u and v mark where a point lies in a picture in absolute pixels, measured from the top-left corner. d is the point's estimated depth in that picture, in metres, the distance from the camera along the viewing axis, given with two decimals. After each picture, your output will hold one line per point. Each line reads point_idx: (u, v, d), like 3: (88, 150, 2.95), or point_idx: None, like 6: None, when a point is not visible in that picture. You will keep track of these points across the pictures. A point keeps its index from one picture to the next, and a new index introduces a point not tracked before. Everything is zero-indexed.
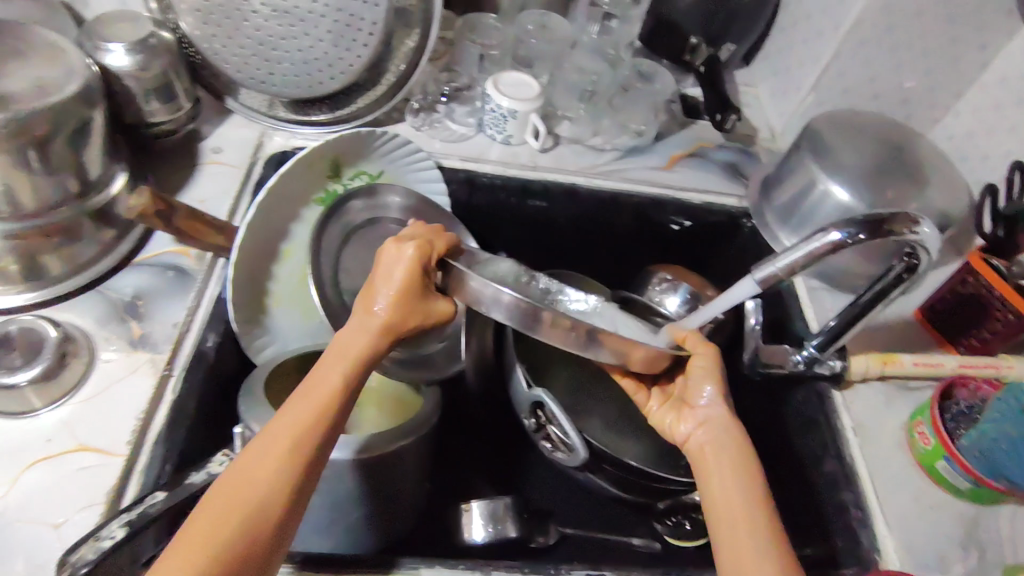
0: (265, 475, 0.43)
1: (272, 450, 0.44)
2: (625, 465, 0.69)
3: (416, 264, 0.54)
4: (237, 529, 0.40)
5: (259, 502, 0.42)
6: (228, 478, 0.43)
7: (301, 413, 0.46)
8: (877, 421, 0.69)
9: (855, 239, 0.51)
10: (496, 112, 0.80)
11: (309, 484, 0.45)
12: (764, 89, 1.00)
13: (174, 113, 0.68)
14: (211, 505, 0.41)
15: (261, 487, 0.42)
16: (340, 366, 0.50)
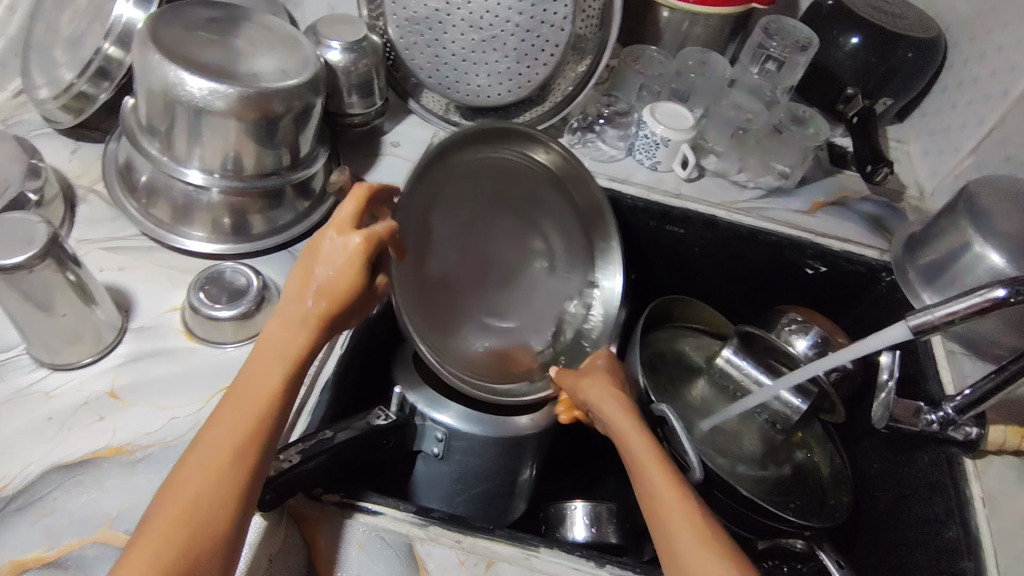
0: (205, 477, 0.44)
1: (211, 454, 0.45)
2: (734, 494, 0.73)
3: (360, 254, 0.53)
4: (186, 535, 0.41)
5: (207, 509, 0.43)
6: (164, 493, 0.43)
7: (236, 415, 0.47)
8: (1009, 496, 0.66)
9: (1019, 298, 0.51)
10: (649, 139, 0.84)
11: (256, 481, 0.46)
12: (917, 147, 0.99)
13: (367, 108, 0.77)
14: (153, 521, 0.42)
15: (207, 496, 0.43)
16: (278, 362, 0.50)
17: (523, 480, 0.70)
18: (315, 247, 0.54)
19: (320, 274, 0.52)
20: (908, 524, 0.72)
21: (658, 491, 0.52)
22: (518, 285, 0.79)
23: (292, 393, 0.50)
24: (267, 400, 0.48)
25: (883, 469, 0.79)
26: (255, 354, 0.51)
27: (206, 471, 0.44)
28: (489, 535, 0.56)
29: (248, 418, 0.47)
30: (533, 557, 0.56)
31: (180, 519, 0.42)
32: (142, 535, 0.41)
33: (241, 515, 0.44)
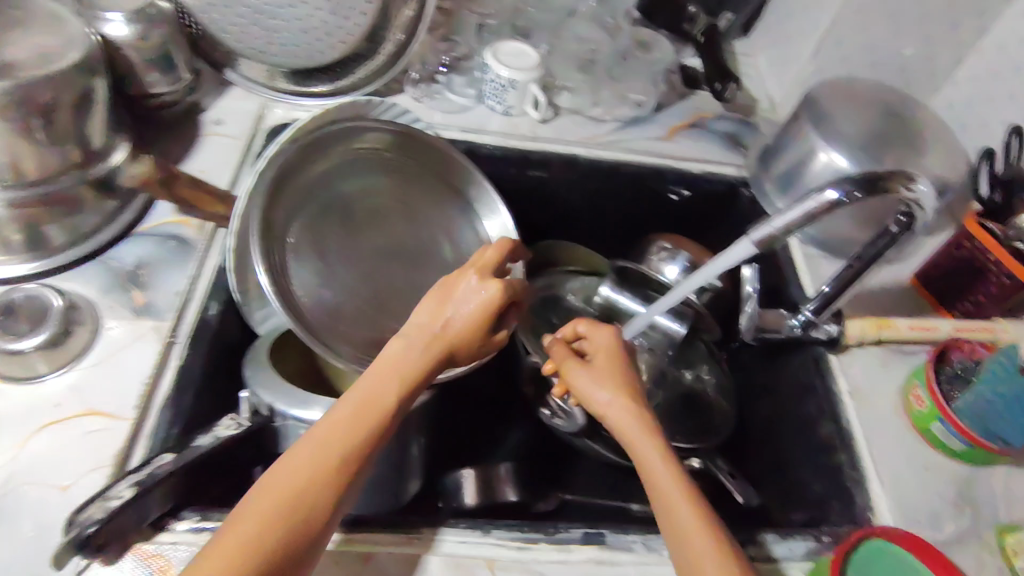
0: (304, 479, 0.43)
1: (318, 460, 0.44)
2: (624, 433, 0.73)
3: (495, 301, 0.54)
4: (276, 531, 0.41)
5: (314, 500, 0.43)
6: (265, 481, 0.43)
7: (348, 423, 0.46)
8: (872, 386, 0.70)
9: (850, 197, 0.51)
10: (495, 83, 0.80)
11: (348, 494, 0.45)
12: (764, 59, 0.99)
13: (174, 85, 0.68)
14: (247, 510, 0.41)
15: (316, 487, 0.43)
16: (393, 380, 0.50)
17: (411, 456, 0.67)
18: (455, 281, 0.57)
19: (452, 310, 0.54)
20: (788, 425, 0.74)
21: (681, 508, 0.47)
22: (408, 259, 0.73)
23: (400, 415, 0.50)
24: (376, 418, 0.47)
25: (761, 378, 0.81)
26: (377, 364, 0.51)
27: (305, 474, 0.43)
28: (369, 527, 0.54)
29: (351, 427, 0.46)
30: (416, 541, 0.54)
31: (277, 516, 0.41)
32: (241, 518, 0.41)
33: (325, 524, 0.43)
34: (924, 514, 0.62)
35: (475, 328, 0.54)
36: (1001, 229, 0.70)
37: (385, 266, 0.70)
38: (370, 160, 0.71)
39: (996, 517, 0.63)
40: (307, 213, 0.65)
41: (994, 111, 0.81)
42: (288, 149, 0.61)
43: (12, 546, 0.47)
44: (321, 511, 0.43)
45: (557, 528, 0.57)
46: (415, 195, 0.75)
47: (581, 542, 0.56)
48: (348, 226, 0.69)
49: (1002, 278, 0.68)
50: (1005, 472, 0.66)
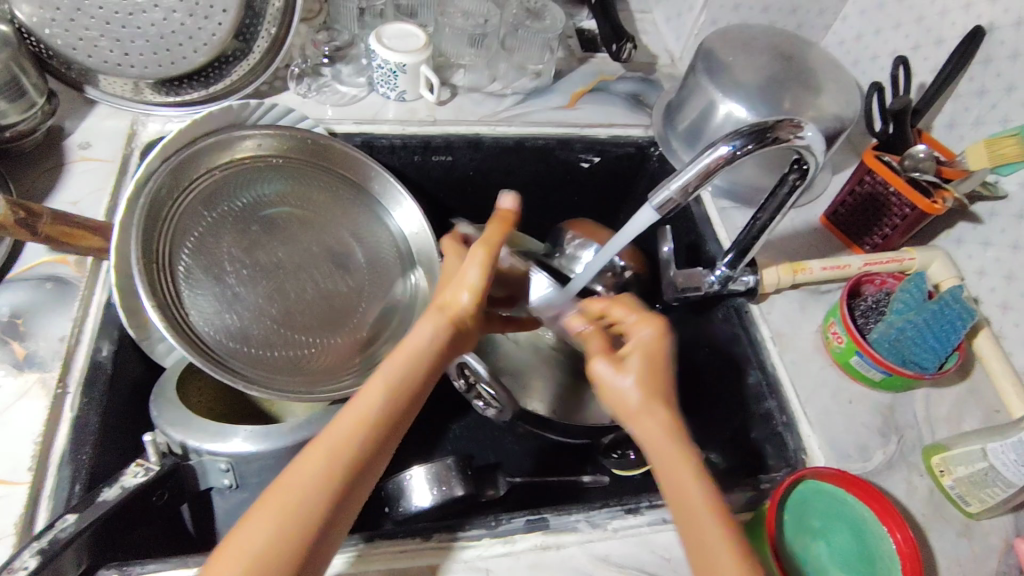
0: (313, 481, 0.41)
1: (326, 461, 0.42)
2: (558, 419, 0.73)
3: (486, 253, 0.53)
4: (299, 530, 0.39)
5: (314, 506, 0.40)
6: (271, 488, 0.41)
7: (357, 414, 0.44)
8: (793, 329, 0.72)
9: (744, 150, 0.51)
10: (384, 69, 0.76)
11: (359, 486, 0.42)
12: (659, 14, 0.98)
13: (28, 111, 0.62)
14: (256, 519, 0.39)
15: (313, 491, 0.40)
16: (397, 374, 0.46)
17: None
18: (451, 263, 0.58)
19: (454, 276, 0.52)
20: (717, 378, 0.75)
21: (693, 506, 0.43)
22: (320, 265, 0.69)
23: (413, 392, 0.47)
24: (390, 405, 0.45)
25: (688, 334, 0.82)
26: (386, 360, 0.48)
27: (316, 478, 0.41)
28: None
29: (357, 421, 0.44)
30: (354, 559, 0.52)
31: (288, 528, 0.39)
32: (248, 524, 0.39)
33: (337, 520, 0.41)
34: (853, 446, 0.64)
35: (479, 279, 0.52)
36: (897, 161, 0.71)
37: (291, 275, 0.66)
38: (257, 169, 0.67)
39: (920, 439, 0.65)
40: (194, 232, 0.60)
41: (882, 44, 0.82)
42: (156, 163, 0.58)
43: None
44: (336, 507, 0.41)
45: (499, 521, 0.55)
46: (313, 198, 0.71)
47: (524, 530, 0.55)
48: (245, 240, 0.64)
49: (904, 209, 0.70)
50: (925, 394, 0.68)
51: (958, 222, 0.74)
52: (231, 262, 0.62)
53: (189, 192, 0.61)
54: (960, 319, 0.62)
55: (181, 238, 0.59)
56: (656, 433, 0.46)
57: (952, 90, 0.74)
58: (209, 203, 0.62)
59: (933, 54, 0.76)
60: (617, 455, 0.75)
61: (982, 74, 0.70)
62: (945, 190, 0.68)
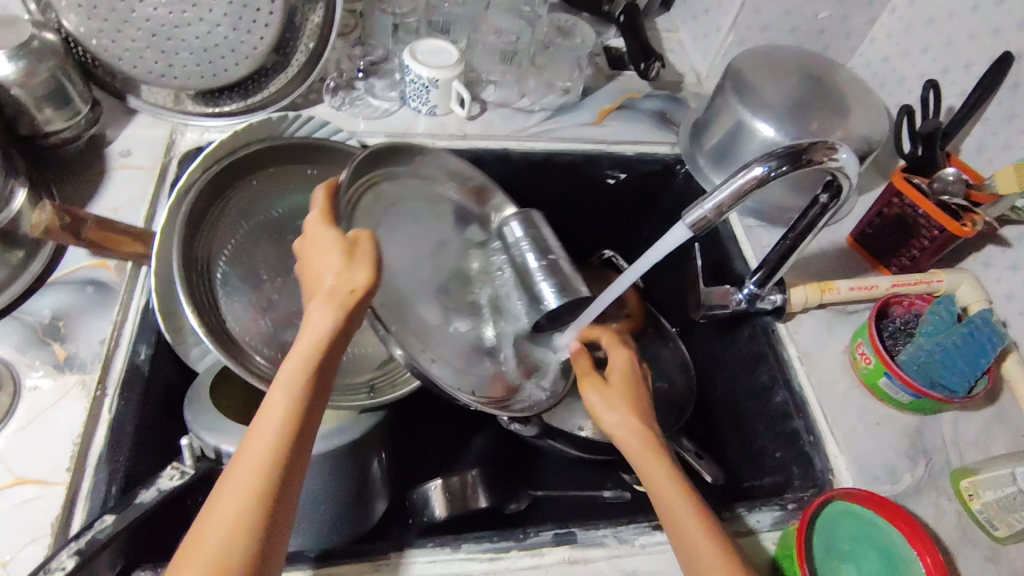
0: (237, 502, 0.40)
1: (246, 471, 0.41)
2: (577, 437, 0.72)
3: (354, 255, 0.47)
4: (242, 551, 0.39)
5: (241, 514, 0.39)
6: (197, 522, 0.40)
7: (269, 428, 0.42)
8: (820, 349, 0.71)
9: (778, 171, 0.51)
10: (417, 83, 0.77)
11: (288, 494, 0.42)
12: (686, 33, 0.99)
13: (73, 119, 0.64)
14: (188, 554, 0.39)
15: (236, 500, 0.40)
16: (290, 376, 0.44)
17: (373, 473, 0.64)
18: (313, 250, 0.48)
19: (330, 279, 0.46)
20: (744, 397, 0.75)
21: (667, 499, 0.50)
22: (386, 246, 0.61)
23: (315, 389, 0.45)
24: (295, 406, 0.43)
25: (713, 352, 0.82)
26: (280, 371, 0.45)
27: (240, 496, 0.40)
28: (332, 559, 0.52)
29: (268, 436, 0.42)
30: (384, 568, 0.52)
31: (223, 550, 0.38)
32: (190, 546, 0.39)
33: (277, 530, 0.41)
34: (881, 468, 0.63)
35: (362, 282, 0.46)
36: (926, 182, 0.71)
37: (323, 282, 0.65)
38: (292, 179, 0.68)
39: (949, 463, 0.65)
40: (232, 239, 0.61)
41: (910, 66, 0.83)
42: (197, 176, 0.59)
43: None
44: (269, 521, 0.40)
45: (526, 534, 0.55)
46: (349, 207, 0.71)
47: (552, 543, 0.55)
48: (282, 249, 0.65)
49: (933, 230, 0.70)
50: (953, 418, 0.68)
51: (987, 245, 0.74)
52: (266, 270, 0.63)
53: (228, 200, 0.62)
54: (990, 344, 0.62)
55: (218, 250, 0.60)
56: (632, 440, 0.56)
57: (981, 113, 0.74)
58: (246, 214, 0.63)
59: (962, 76, 0.76)
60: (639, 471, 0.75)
61: (1012, 98, 0.71)
62: (975, 213, 0.68)
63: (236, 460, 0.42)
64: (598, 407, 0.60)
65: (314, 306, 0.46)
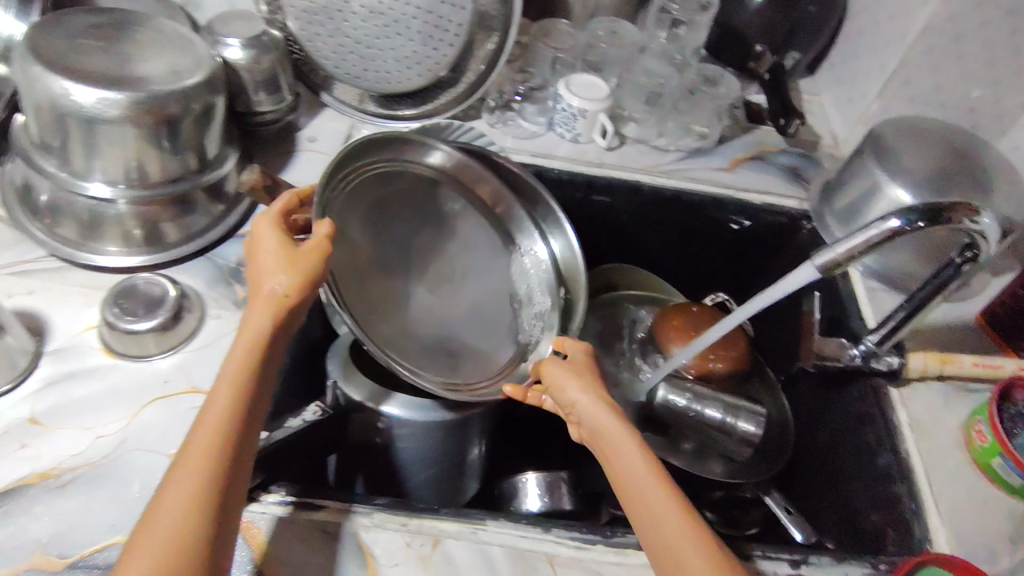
0: (181, 502, 0.42)
1: (184, 477, 0.42)
2: None
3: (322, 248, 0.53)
4: (196, 534, 0.41)
5: (182, 515, 0.41)
6: (148, 512, 0.42)
7: (204, 434, 0.44)
8: (933, 419, 0.70)
9: (914, 227, 0.53)
10: (566, 111, 0.84)
11: (236, 474, 0.45)
12: (829, 97, 1.01)
13: (277, 105, 0.75)
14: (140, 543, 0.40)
15: (177, 504, 0.41)
16: (227, 381, 0.47)
17: (471, 457, 0.72)
18: (254, 250, 0.53)
19: (270, 282, 0.51)
20: (844, 453, 0.75)
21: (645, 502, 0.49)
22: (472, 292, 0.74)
23: (257, 384, 0.48)
24: (230, 416, 0.46)
25: (815, 408, 0.82)
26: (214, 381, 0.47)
27: (182, 500, 0.42)
28: (435, 514, 0.57)
29: (213, 427, 0.45)
30: (480, 531, 0.56)
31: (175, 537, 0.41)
32: (130, 556, 0.40)
33: (229, 508, 0.44)
34: (985, 549, 0.61)
35: (292, 280, 0.51)
36: None
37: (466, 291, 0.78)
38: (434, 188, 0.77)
39: None
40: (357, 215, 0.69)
41: None
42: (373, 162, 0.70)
43: (121, 503, 0.52)
44: (221, 502, 0.43)
45: (614, 533, 0.58)
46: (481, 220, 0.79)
47: (636, 546, 0.57)
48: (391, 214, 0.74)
49: None
50: None
51: None
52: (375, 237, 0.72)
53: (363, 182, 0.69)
54: None
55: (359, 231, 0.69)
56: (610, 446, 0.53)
57: None
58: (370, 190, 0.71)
59: None
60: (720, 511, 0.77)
61: None
62: None
63: (170, 473, 0.43)
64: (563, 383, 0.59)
65: (253, 309, 0.50)
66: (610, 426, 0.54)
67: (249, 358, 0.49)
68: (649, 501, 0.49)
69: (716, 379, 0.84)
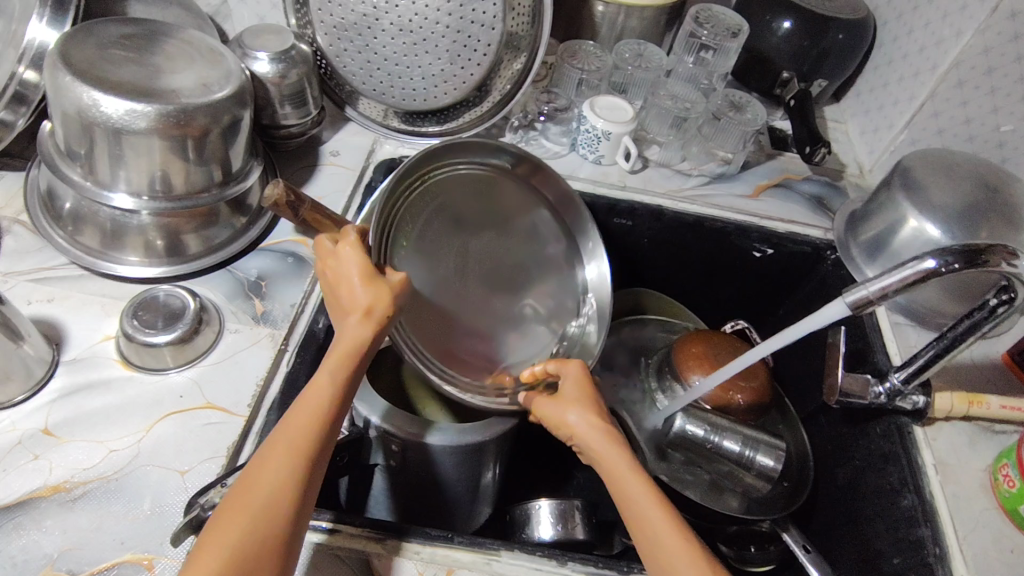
0: (272, 494, 0.43)
1: (276, 469, 0.44)
2: None
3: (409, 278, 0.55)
4: (273, 529, 0.42)
5: (268, 507, 0.42)
6: (231, 498, 0.43)
7: (295, 433, 0.46)
8: (958, 461, 0.68)
9: (949, 268, 0.52)
10: (590, 133, 0.84)
11: (315, 481, 0.46)
12: (854, 125, 1.00)
13: (302, 118, 0.75)
14: (223, 523, 0.41)
15: (267, 495, 0.43)
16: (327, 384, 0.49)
17: (485, 482, 0.70)
18: (336, 268, 0.53)
19: (363, 300, 0.52)
20: (864, 490, 0.73)
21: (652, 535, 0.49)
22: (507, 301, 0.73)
23: (347, 394, 0.50)
24: (320, 420, 0.47)
25: (836, 443, 0.81)
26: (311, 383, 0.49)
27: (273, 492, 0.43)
28: (448, 542, 0.55)
29: (307, 424, 0.47)
30: (494, 562, 0.55)
31: (258, 527, 0.42)
32: (212, 535, 0.41)
33: (303, 513, 0.44)
34: None
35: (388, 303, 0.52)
36: None
37: (527, 303, 0.76)
38: (492, 196, 0.74)
39: None
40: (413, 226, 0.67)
41: None
42: (427, 167, 0.67)
43: (132, 519, 0.52)
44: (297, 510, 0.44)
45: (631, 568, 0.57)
46: (541, 231, 0.77)
47: None
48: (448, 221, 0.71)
49: None
50: None
51: None
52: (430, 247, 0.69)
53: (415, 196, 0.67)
54: None
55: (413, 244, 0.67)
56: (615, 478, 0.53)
57: None
58: (425, 202, 0.68)
59: None
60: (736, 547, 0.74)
61: None
62: None
63: (263, 462, 0.44)
64: (556, 417, 0.59)
65: (350, 321, 0.52)
66: (609, 453, 0.55)
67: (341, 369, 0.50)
68: (654, 532, 0.49)
69: (736, 411, 0.83)
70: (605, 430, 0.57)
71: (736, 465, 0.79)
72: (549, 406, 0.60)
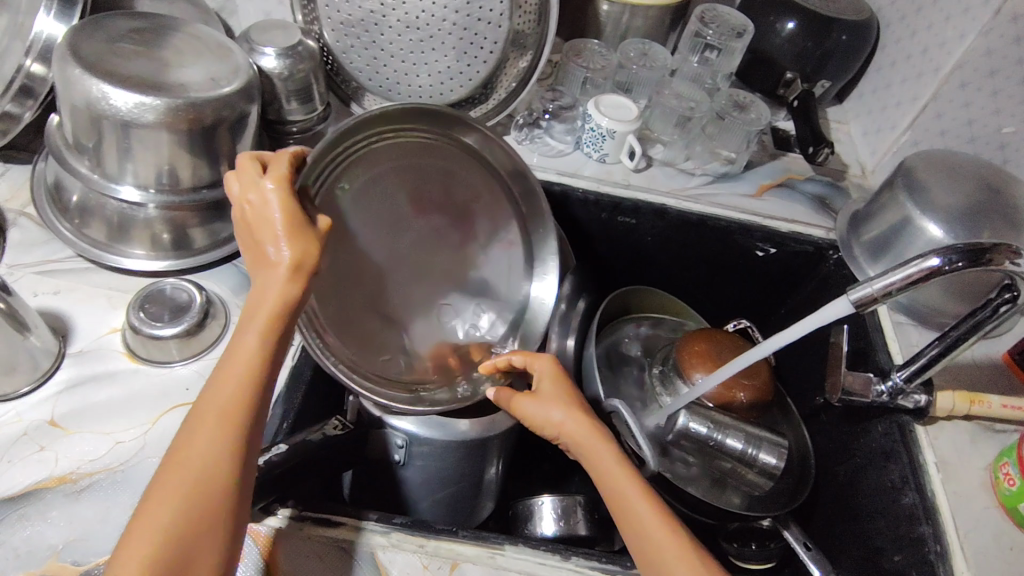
0: (205, 459, 0.43)
1: (208, 435, 0.44)
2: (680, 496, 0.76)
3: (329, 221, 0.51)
4: (209, 492, 0.43)
5: (202, 472, 0.43)
6: (166, 465, 0.43)
7: (225, 396, 0.46)
8: (959, 459, 0.68)
9: (953, 266, 0.52)
10: (595, 131, 0.84)
11: (251, 444, 0.46)
12: (857, 126, 1.01)
13: (308, 114, 0.75)
14: (162, 494, 0.42)
15: (200, 461, 0.43)
16: (253, 339, 0.48)
17: (488, 477, 0.71)
18: (257, 208, 0.49)
19: (276, 249, 0.49)
20: (865, 489, 0.74)
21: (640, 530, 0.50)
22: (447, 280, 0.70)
23: (279, 344, 0.49)
24: (251, 378, 0.47)
25: (838, 441, 0.81)
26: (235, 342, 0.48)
27: (204, 457, 0.43)
28: (453, 537, 0.56)
29: (236, 384, 0.46)
30: (498, 556, 0.56)
31: (194, 494, 0.42)
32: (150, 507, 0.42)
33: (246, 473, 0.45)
34: None
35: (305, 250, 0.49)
36: None
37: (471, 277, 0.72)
38: (438, 163, 0.67)
39: None
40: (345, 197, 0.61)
41: None
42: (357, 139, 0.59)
43: None
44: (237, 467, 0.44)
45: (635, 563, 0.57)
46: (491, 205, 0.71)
47: None
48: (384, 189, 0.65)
49: None
50: None
51: None
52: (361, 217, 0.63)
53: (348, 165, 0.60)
54: None
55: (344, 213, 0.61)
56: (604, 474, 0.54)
57: None
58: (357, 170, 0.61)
59: None
60: (737, 544, 0.75)
61: None
62: None
63: (195, 428, 0.44)
64: (540, 415, 0.59)
65: (275, 276, 0.49)
66: (596, 451, 0.56)
67: (264, 321, 0.48)
68: (643, 525, 0.50)
69: (738, 409, 0.83)
70: (590, 426, 0.57)
71: (739, 463, 0.81)
72: (531, 402, 0.60)
